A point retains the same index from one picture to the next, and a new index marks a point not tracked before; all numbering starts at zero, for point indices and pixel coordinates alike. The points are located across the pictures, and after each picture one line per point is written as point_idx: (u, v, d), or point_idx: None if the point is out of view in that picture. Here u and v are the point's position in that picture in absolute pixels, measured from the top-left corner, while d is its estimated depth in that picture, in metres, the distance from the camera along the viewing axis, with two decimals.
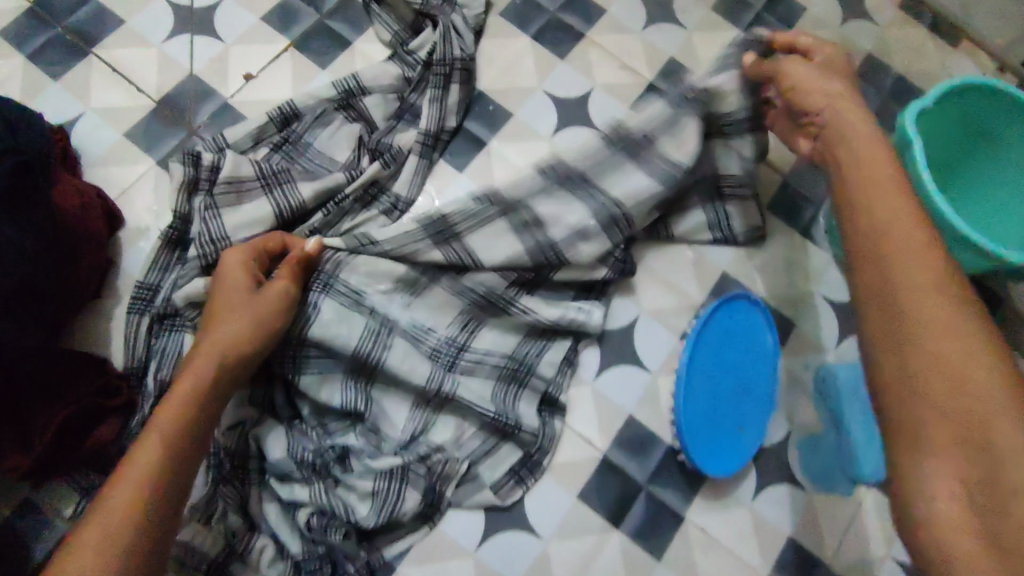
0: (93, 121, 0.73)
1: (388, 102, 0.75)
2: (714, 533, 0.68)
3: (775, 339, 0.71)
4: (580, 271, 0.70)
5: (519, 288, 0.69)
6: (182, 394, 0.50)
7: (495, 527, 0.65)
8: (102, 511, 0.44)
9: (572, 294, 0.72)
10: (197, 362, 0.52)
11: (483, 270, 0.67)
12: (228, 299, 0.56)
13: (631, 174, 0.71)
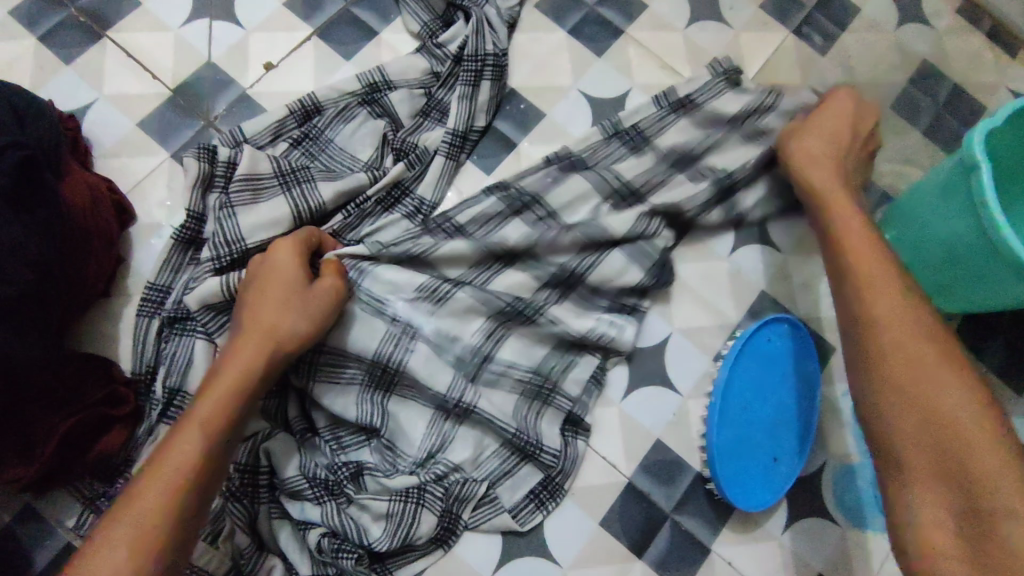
0: (105, 109, 0.69)
1: (414, 97, 0.72)
2: (740, 567, 0.64)
3: (815, 369, 0.68)
4: (614, 277, 0.67)
5: (552, 296, 0.66)
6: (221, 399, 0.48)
7: (512, 553, 0.62)
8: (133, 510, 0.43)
9: (608, 304, 0.67)
10: (237, 363, 0.50)
11: (508, 274, 0.65)
12: (271, 298, 0.53)
13: (669, 186, 0.71)
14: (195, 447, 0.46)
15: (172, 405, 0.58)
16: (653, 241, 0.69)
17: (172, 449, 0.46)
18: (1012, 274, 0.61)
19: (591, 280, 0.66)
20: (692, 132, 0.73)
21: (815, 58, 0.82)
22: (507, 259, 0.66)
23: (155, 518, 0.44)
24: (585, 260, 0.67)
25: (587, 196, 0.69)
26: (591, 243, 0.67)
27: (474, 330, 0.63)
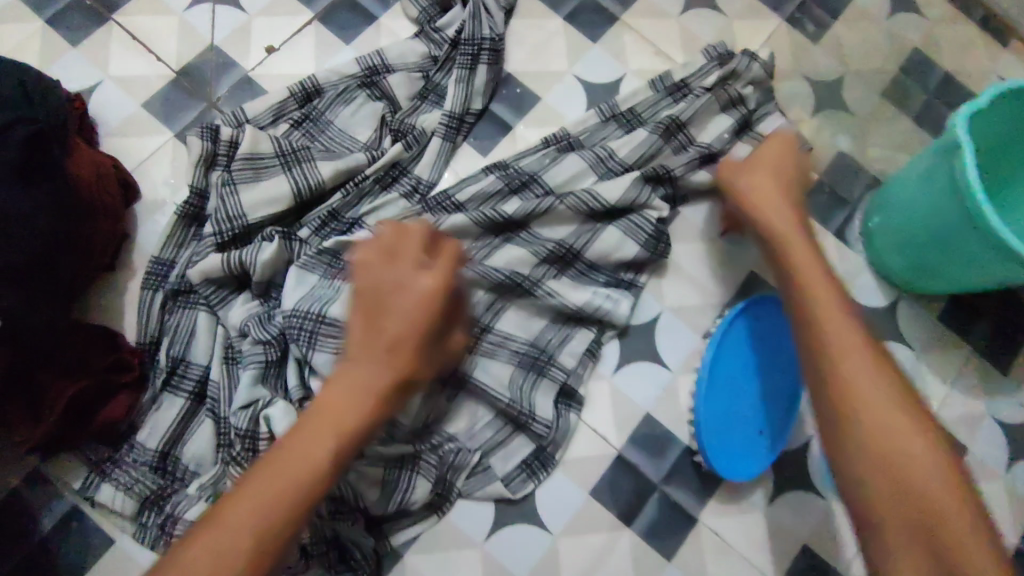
0: (110, 90, 0.71)
1: (412, 80, 0.73)
2: (726, 537, 0.66)
3: None
4: (611, 250, 0.69)
5: (554, 270, 0.68)
6: (350, 405, 0.45)
7: (504, 520, 0.64)
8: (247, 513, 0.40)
9: (605, 277, 0.69)
10: (367, 365, 0.46)
11: (509, 248, 0.67)
12: (401, 297, 0.47)
13: (663, 155, 0.73)
14: (321, 456, 0.43)
15: (175, 373, 0.61)
16: (647, 212, 0.70)
17: (303, 453, 0.42)
18: (996, 256, 0.62)
19: (588, 254, 0.69)
20: (690, 112, 0.74)
21: (807, 45, 0.84)
22: (508, 230, 0.69)
23: (268, 526, 0.41)
24: (583, 233, 0.69)
25: (583, 174, 0.71)
26: (591, 216, 0.69)
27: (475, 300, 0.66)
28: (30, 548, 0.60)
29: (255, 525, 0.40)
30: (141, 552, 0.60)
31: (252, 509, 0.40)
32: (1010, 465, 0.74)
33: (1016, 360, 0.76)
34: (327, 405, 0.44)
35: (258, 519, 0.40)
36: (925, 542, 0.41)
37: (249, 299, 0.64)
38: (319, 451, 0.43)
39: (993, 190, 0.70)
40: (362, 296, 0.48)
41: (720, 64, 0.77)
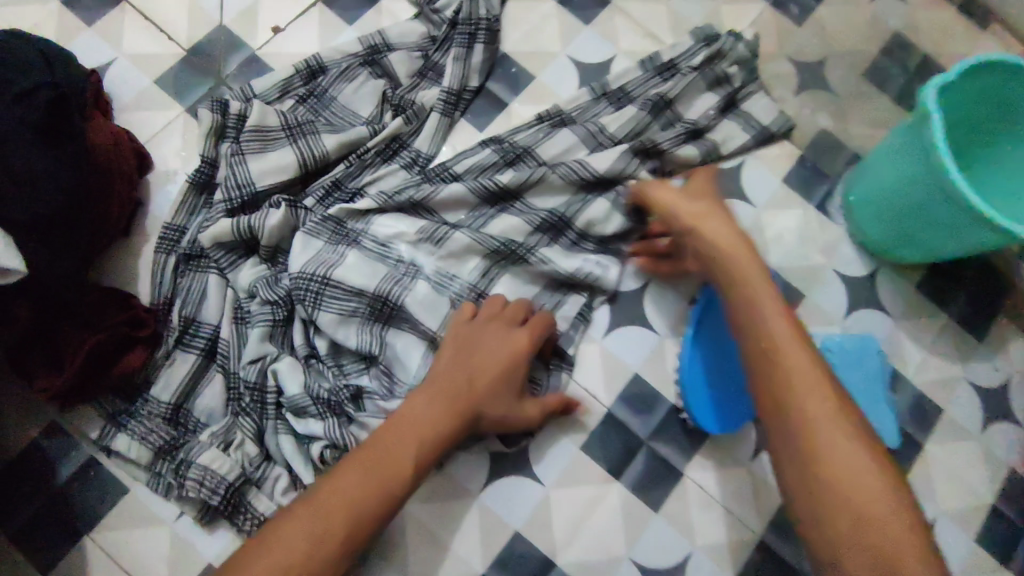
0: (124, 67, 0.75)
1: (412, 59, 0.77)
2: (711, 491, 0.69)
3: None
4: (599, 219, 0.72)
5: (547, 238, 0.71)
6: (433, 416, 0.57)
7: (499, 473, 0.68)
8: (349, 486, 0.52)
9: (595, 245, 0.73)
10: (449, 389, 0.59)
11: (503, 217, 0.71)
12: (489, 340, 0.62)
13: (651, 130, 0.76)
14: (409, 454, 0.55)
15: (188, 332, 0.64)
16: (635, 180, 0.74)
17: (397, 448, 0.55)
18: (967, 221, 0.65)
19: (579, 222, 0.72)
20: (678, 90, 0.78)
21: (792, 28, 0.87)
22: (503, 201, 0.72)
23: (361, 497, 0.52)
24: (573, 203, 0.72)
25: (575, 148, 0.75)
26: (581, 187, 0.73)
27: (472, 266, 0.69)
28: (49, 495, 0.63)
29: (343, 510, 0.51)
30: (154, 499, 0.64)
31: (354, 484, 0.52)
32: (985, 427, 0.77)
33: (991, 327, 0.79)
34: (416, 414, 0.57)
35: (348, 506, 0.51)
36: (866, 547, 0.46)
37: (257, 263, 0.67)
38: (409, 453, 0.55)
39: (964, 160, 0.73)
40: (459, 340, 0.62)
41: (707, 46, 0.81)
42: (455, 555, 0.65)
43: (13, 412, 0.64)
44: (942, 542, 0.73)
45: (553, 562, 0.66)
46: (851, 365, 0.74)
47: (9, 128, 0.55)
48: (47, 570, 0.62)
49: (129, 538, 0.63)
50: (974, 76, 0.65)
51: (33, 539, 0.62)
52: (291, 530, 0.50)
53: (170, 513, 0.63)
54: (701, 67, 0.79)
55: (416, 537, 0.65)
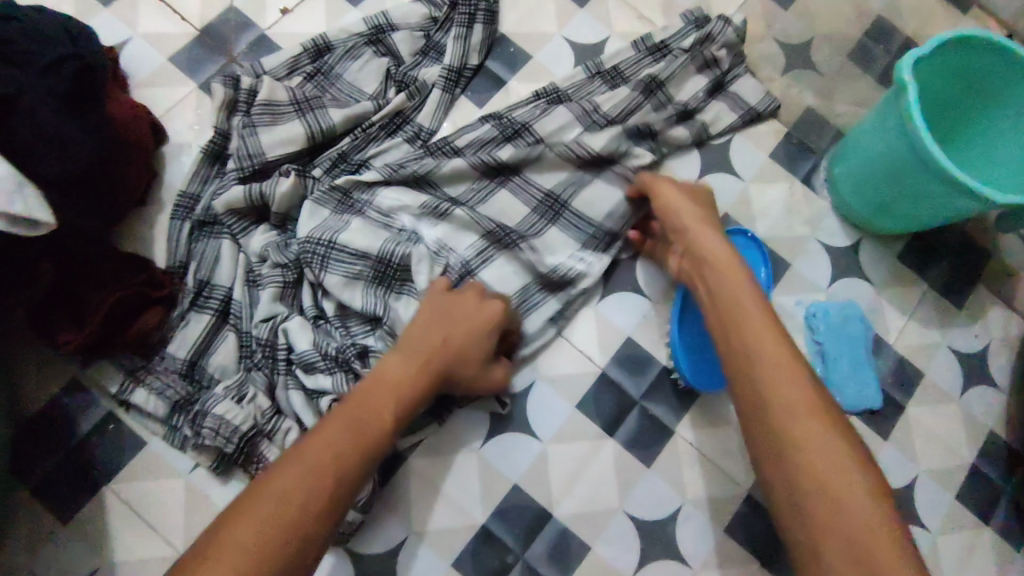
0: (140, 46, 0.78)
1: (414, 38, 0.80)
2: (700, 447, 0.73)
3: (767, 274, 0.77)
4: (594, 202, 0.76)
5: (544, 221, 0.75)
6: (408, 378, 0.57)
7: (497, 429, 0.71)
8: (336, 439, 0.50)
9: (592, 229, 0.75)
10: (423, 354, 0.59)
11: (502, 193, 0.75)
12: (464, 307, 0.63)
13: (645, 110, 0.80)
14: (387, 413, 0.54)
15: (202, 294, 0.68)
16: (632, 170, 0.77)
17: (375, 405, 0.54)
18: (943, 187, 0.68)
19: (574, 203, 0.75)
20: (670, 69, 0.81)
21: (779, 11, 0.90)
22: (503, 174, 0.75)
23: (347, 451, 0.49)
24: (570, 184, 0.76)
25: (571, 124, 0.78)
26: (580, 167, 0.76)
27: (469, 244, 0.72)
28: (70, 449, 0.66)
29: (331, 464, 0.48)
30: (170, 452, 0.67)
31: (339, 439, 0.50)
32: (964, 390, 0.80)
33: (969, 296, 0.83)
34: (391, 378, 0.56)
35: (337, 460, 0.48)
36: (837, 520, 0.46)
37: (268, 229, 0.71)
38: (387, 412, 0.54)
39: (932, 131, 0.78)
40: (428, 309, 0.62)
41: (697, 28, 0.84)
42: (457, 507, 0.69)
43: (35, 370, 0.68)
44: (922, 500, 0.76)
45: (550, 513, 0.69)
46: (836, 330, 0.78)
47: (37, 98, 0.57)
48: (68, 519, 0.65)
49: (146, 490, 0.66)
50: (938, 52, 0.69)
51: (56, 490, 0.65)
52: (275, 485, 0.45)
53: (185, 466, 0.67)
54: (691, 49, 0.82)
55: (419, 489, 0.69)
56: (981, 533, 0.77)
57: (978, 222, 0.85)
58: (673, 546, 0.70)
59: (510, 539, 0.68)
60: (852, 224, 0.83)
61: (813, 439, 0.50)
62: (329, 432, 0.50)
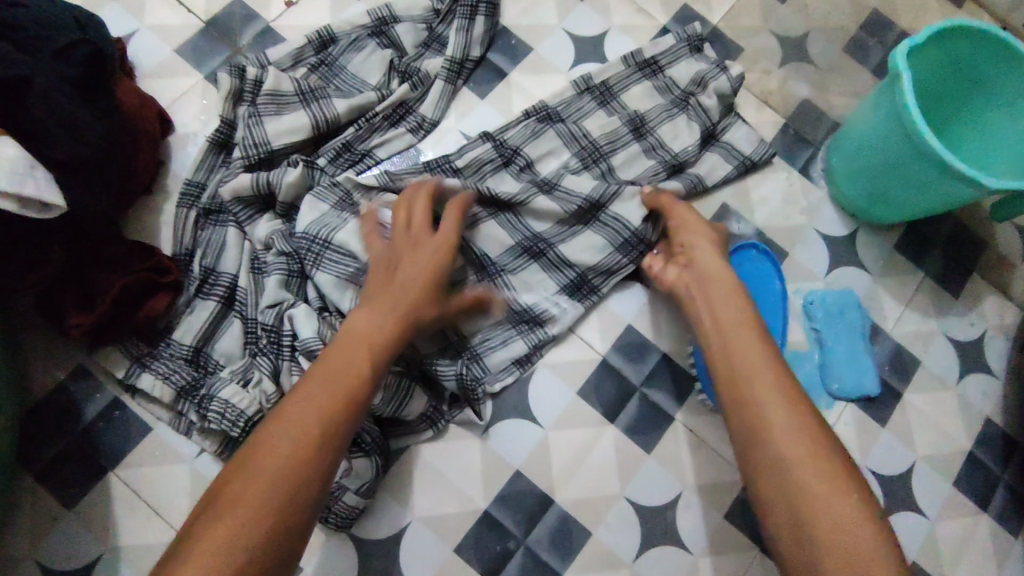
0: (146, 38, 0.79)
1: (417, 30, 0.81)
2: (700, 434, 0.73)
3: (782, 286, 0.77)
4: (582, 249, 0.74)
5: (528, 258, 0.74)
6: (376, 321, 0.56)
7: (500, 416, 0.72)
8: (313, 394, 0.49)
9: (575, 275, 0.74)
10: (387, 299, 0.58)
11: (493, 224, 0.73)
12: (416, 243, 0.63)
13: (633, 151, 0.79)
14: (362, 358, 0.53)
15: (208, 281, 0.69)
16: (624, 220, 0.73)
17: (347, 354, 0.52)
18: (936, 173, 0.69)
19: (562, 247, 0.74)
20: (654, 93, 0.82)
21: (776, 5, 0.91)
22: (497, 208, 0.74)
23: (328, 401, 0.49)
24: (563, 231, 0.75)
25: (561, 150, 0.79)
26: (570, 218, 0.74)
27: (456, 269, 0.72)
28: (75, 435, 0.67)
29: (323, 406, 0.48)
30: (176, 437, 0.68)
31: (318, 392, 0.49)
32: (961, 378, 0.81)
33: (965, 285, 0.84)
34: (359, 327, 0.55)
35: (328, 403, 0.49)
36: (812, 501, 0.48)
37: (272, 218, 0.71)
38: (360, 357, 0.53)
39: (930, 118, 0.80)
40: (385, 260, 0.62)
41: (689, 47, 0.84)
42: (460, 493, 0.69)
43: (41, 355, 0.68)
44: (920, 486, 0.77)
45: (551, 499, 0.70)
46: (834, 317, 0.79)
47: (50, 82, 0.57)
48: (72, 505, 0.65)
49: (151, 476, 0.67)
50: (930, 43, 0.71)
51: (60, 476, 0.66)
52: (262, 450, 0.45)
53: (191, 451, 0.67)
54: (682, 91, 0.82)
55: (423, 476, 0.69)
56: (979, 519, 0.77)
57: (971, 213, 0.86)
58: (674, 532, 0.70)
59: (512, 524, 0.69)
60: (847, 212, 0.84)
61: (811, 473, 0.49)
62: (312, 380, 0.50)
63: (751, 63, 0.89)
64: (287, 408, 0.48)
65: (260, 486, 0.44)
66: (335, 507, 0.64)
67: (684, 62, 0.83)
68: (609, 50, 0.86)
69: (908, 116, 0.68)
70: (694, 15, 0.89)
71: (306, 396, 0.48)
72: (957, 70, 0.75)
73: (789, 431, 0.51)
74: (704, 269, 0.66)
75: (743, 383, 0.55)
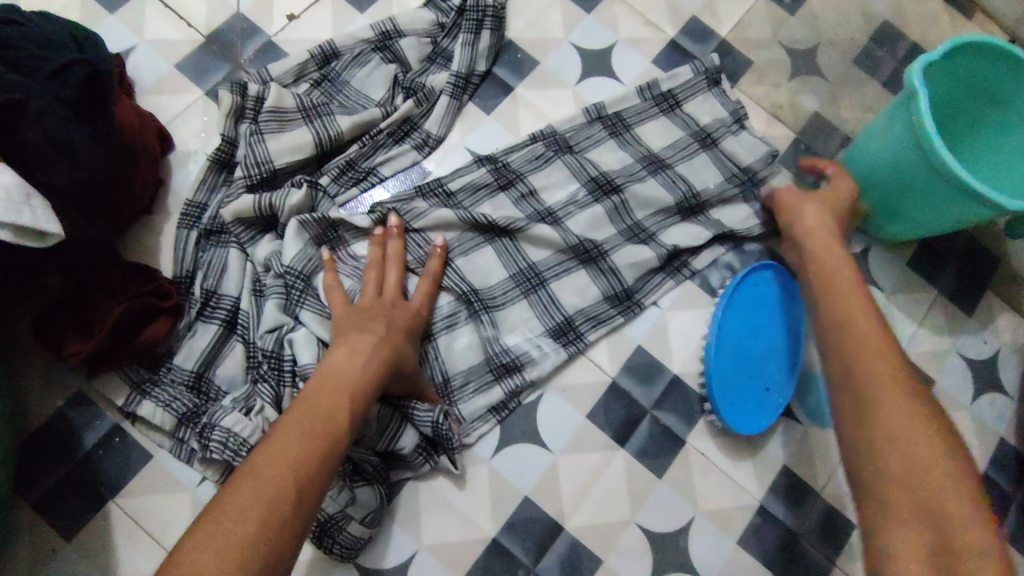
0: (145, 53, 0.78)
1: (422, 45, 0.80)
2: (712, 458, 0.72)
3: (798, 309, 0.74)
4: (575, 290, 0.73)
5: (519, 292, 0.72)
6: (352, 367, 0.58)
7: (508, 441, 0.70)
8: (289, 438, 0.51)
9: (562, 318, 0.72)
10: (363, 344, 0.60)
11: (488, 250, 0.73)
12: (388, 293, 0.66)
13: (651, 185, 0.77)
14: (339, 404, 0.55)
15: (209, 304, 0.67)
16: (620, 276, 0.74)
17: (325, 398, 0.55)
18: (952, 193, 0.68)
19: (554, 284, 0.73)
20: (671, 128, 0.81)
21: (785, 16, 0.90)
22: (493, 233, 0.73)
23: (305, 447, 0.51)
24: (557, 265, 0.74)
25: (568, 181, 0.77)
26: (568, 250, 0.73)
27: (444, 301, 0.71)
28: (72, 463, 0.65)
29: (290, 473, 0.49)
30: (177, 464, 0.66)
31: (295, 438, 0.51)
32: (975, 398, 0.80)
33: (978, 303, 0.83)
34: (335, 372, 0.58)
35: (295, 467, 0.50)
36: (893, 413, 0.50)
37: (274, 239, 0.70)
38: (337, 403, 0.55)
39: (944, 133, 0.79)
40: (360, 303, 0.64)
41: (707, 80, 0.83)
42: (468, 521, 0.68)
43: (38, 380, 0.67)
44: None
45: (561, 526, 0.69)
46: None
47: (45, 102, 0.56)
48: (71, 535, 0.63)
49: (151, 505, 0.65)
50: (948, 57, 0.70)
51: (58, 506, 0.64)
52: (238, 494, 0.47)
53: (193, 480, 0.66)
54: (701, 130, 0.81)
55: (430, 503, 0.68)
56: None
57: (983, 228, 0.85)
58: (686, 557, 0.69)
59: (521, 552, 0.68)
60: (860, 229, 0.83)
61: (905, 432, 0.49)
62: (280, 444, 0.51)
63: (759, 76, 0.87)
64: (261, 453, 0.50)
65: (239, 525, 0.45)
66: (339, 537, 0.63)
67: (704, 98, 0.82)
68: (617, 63, 0.85)
69: (924, 133, 0.66)
70: (701, 27, 0.88)
71: (280, 443, 0.51)
72: (976, 85, 0.73)
73: (891, 394, 0.51)
74: (821, 245, 0.67)
75: (843, 345, 0.56)
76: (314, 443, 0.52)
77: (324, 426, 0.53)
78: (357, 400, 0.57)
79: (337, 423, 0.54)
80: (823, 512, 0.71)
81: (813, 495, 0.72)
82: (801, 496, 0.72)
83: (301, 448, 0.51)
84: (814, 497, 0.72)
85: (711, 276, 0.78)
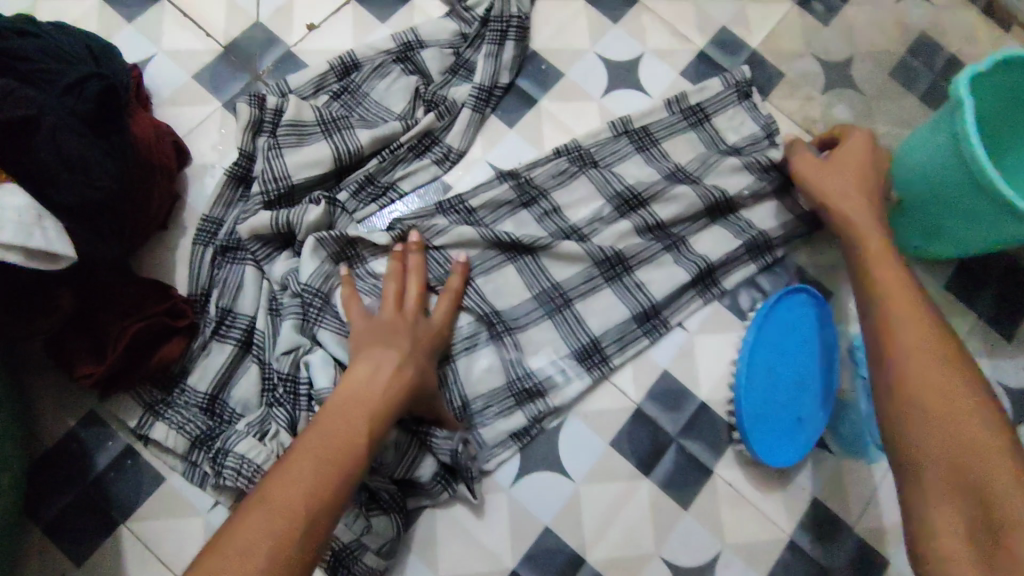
0: (163, 64, 0.76)
1: (444, 56, 0.78)
2: (740, 489, 0.69)
3: (833, 335, 0.71)
4: (600, 310, 0.71)
5: (543, 312, 0.70)
6: (372, 389, 0.55)
7: (528, 469, 0.68)
8: (303, 466, 0.49)
9: (587, 339, 0.70)
10: (385, 361, 0.57)
11: (510, 269, 0.70)
12: (411, 309, 0.63)
13: (677, 193, 0.73)
14: (357, 427, 0.53)
15: (224, 324, 0.66)
16: (646, 290, 0.71)
17: (344, 423, 0.53)
18: (999, 214, 0.64)
19: (579, 303, 0.70)
20: (698, 143, 0.78)
21: (817, 28, 0.87)
22: (515, 251, 0.71)
23: (321, 478, 0.49)
24: (582, 285, 0.71)
25: (593, 197, 0.74)
26: (593, 268, 0.71)
27: (464, 321, 0.68)
28: (83, 485, 0.64)
29: (303, 505, 0.47)
30: (190, 488, 0.65)
31: (309, 467, 0.49)
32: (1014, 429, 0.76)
33: (1018, 329, 0.79)
34: (354, 391, 0.55)
35: (307, 499, 0.48)
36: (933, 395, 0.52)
37: (291, 256, 0.68)
38: (356, 427, 0.53)
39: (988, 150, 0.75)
40: (382, 316, 0.61)
41: (737, 93, 0.80)
42: (487, 552, 0.66)
43: (50, 401, 0.65)
44: None
45: (582, 559, 0.66)
46: None
47: (59, 118, 0.55)
48: (81, 560, 0.62)
49: (162, 529, 0.64)
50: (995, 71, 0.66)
51: (68, 530, 0.63)
52: (246, 528, 0.46)
53: (205, 504, 0.64)
54: (729, 147, 0.78)
55: (447, 532, 0.66)
56: None
57: None
58: None
59: None
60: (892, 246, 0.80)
61: (945, 414, 0.50)
62: (294, 473, 0.49)
63: (792, 88, 0.84)
64: (273, 482, 0.48)
65: (248, 563, 0.44)
66: (354, 568, 0.61)
67: (734, 111, 0.80)
68: (644, 75, 0.82)
69: (971, 150, 0.63)
70: (731, 39, 0.85)
71: (293, 471, 0.49)
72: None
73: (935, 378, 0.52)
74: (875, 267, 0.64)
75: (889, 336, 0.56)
76: (330, 473, 0.49)
77: (341, 453, 0.51)
78: (377, 423, 0.54)
79: (356, 449, 0.52)
80: (855, 548, 0.68)
81: (844, 531, 0.69)
82: (831, 530, 0.69)
83: (314, 478, 0.49)
84: (845, 533, 0.69)
85: (740, 298, 0.75)
